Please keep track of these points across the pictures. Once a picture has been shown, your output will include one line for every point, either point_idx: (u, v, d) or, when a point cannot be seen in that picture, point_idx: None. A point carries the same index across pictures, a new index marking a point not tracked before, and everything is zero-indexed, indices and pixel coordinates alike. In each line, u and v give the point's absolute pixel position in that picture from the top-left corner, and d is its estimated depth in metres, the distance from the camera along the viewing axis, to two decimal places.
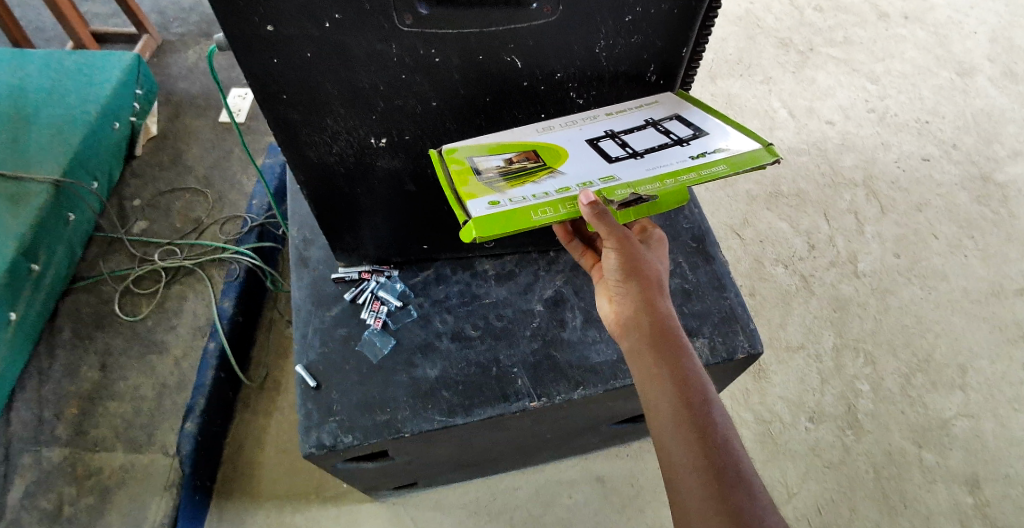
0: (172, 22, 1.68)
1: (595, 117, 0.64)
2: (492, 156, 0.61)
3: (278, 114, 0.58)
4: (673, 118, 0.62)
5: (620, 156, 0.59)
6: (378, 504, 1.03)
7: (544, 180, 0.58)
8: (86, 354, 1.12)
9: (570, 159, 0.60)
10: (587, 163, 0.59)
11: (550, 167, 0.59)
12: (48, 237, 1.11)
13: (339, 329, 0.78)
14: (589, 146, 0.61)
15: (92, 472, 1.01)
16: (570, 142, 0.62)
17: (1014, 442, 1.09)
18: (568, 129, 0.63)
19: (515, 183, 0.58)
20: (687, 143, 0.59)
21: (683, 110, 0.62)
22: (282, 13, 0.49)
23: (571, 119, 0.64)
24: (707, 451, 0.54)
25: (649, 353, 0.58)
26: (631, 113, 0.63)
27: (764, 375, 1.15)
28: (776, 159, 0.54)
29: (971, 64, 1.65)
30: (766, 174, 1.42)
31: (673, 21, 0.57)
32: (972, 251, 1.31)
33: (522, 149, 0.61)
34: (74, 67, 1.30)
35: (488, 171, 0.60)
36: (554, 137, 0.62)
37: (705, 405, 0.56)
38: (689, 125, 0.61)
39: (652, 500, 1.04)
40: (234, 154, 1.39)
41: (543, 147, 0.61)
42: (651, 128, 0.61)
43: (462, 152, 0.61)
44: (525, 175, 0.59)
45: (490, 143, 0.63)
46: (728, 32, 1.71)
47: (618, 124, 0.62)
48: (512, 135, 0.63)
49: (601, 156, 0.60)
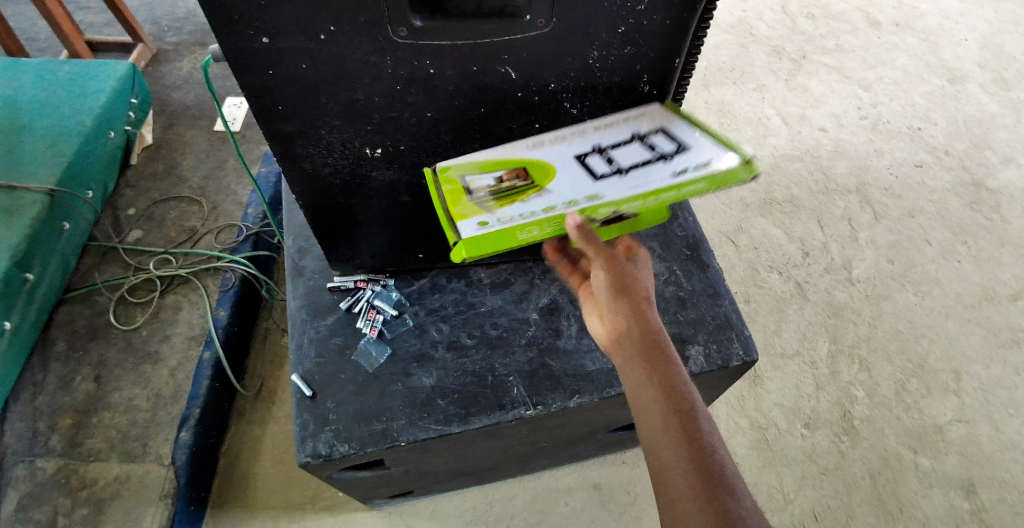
0: (166, 32, 1.68)
1: (585, 131, 0.63)
2: (484, 175, 0.61)
3: (275, 126, 0.59)
4: (659, 132, 0.61)
5: (606, 172, 0.59)
6: (375, 513, 1.03)
7: (531, 199, 0.58)
8: (81, 365, 1.12)
9: (557, 175, 0.60)
10: (574, 181, 0.59)
11: (538, 184, 0.59)
12: (41, 248, 1.11)
13: (334, 339, 0.78)
14: (576, 162, 0.61)
15: (86, 483, 1.00)
16: (560, 157, 0.61)
17: (1009, 446, 1.10)
18: (558, 145, 0.62)
19: (504, 202, 0.58)
20: (671, 158, 0.59)
21: (670, 123, 0.62)
22: (277, 25, 0.50)
23: (562, 132, 0.64)
24: (696, 456, 0.54)
25: (639, 363, 0.58)
26: (619, 126, 0.63)
27: (759, 381, 1.16)
28: (753, 175, 0.54)
29: (962, 71, 1.66)
30: (760, 180, 1.43)
31: (666, 33, 0.56)
32: (965, 256, 1.32)
33: (512, 166, 0.61)
34: (68, 77, 1.31)
35: (478, 190, 0.60)
36: (543, 153, 0.62)
37: (692, 412, 0.56)
38: (674, 140, 0.60)
39: (650, 508, 1.04)
40: (229, 163, 1.39)
41: (532, 163, 0.61)
42: (637, 143, 0.61)
43: (454, 171, 0.62)
44: (513, 193, 0.59)
45: (482, 160, 0.63)
46: (720, 40, 1.73)
47: (605, 139, 0.62)
48: (504, 150, 0.63)
49: (588, 173, 0.59)
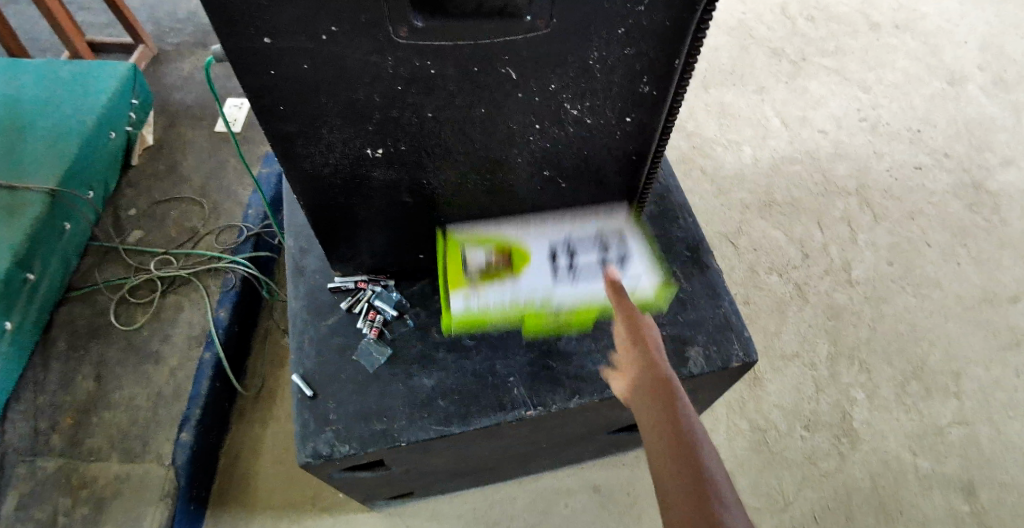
0: (168, 32, 1.69)
1: (561, 218, 0.75)
2: (477, 248, 0.73)
3: (277, 126, 0.59)
4: (614, 241, 0.74)
5: (566, 270, 0.71)
6: (375, 514, 1.03)
7: (508, 283, 0.71)
8: (82, 364, 1.12)
9: (531, 263, 0.72)
10: (543, 273, 0.71)
11: (515, 269, 0.71)
12: (42, 248, 1.11)
13: (335, 339, 0.79)
14: (548, 253, 0.72)
15: (86, 483, 1.00)
16: (537, 244, 0.73)
17: (1009, 448, 1.10)
18: (538, 230, 0.74)
19: (487, 282, 0.71)
20: (614, 269, 0.72)
21: (625, 235, 0.75)
22: (276, 25, 0.49)
23: (543, 220, 0.75)
24: (693, 481, 0.52)
25: (647, 401, 0.59)
26: (587, 223, 0.75)
27: (759, 382, 1.16)
28: (662, 299, 0.77)
29: (962, 73, 1.67)
30: (761, 182, 1.43)
31: (666, 33, 0.54)
32: (965, 258, 1.32)
33: (499, 246, 0.73)
34: (70, 77, 1.31)
35: (471, 262, 0.72)
36: (525, 237, 0.74)
37: (693, 443, 0.55)
38: (623, 252, 0.73)
39: (650, 509, 1.04)
40: (230, 164, 1.39)
41: (515, 247, 0.73)
42: (596, 244, 0.73)
43: (457, 239, 0.75)
44: (495, 274, 0.71)
45: (478, 232, 0.75)
46: (721, 42, 1.73)
47: (573, 236, 0.74)
48: (494, 228, 0.75)
49: (554, 266, 0.71)
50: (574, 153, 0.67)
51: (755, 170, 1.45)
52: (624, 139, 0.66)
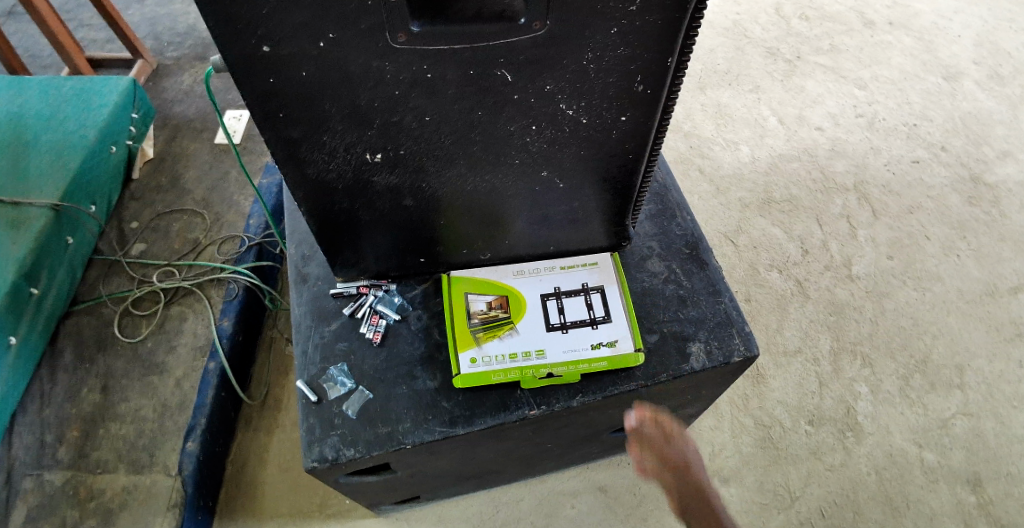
0: (167, 47, 1.70)
1: (553, 267, 0.82)
2: (480, 297, 0.80)
3: (279, 132, 0.60)
4: (597, 292, 0.79)
5: (555, 326, 0.76)
6: (382, 519, 1.03)
7: (507, 337, 0.75)
8: (88, 376, 1.12)
9: (527, 315, 0.77)
10: (537, 322, 0.76)
11: (513, 321, 0.77)
12: (48, 261, 1.12)
13: (340, 343, 0.79)
14: (541, 301, 0.78)
15: (95, 494, 1.00)
16: (532, 292, 0.79)
17: (1014, 440, 1.09)
18: (533, 280, 0.81)
19: (488, 336, 0.76)
20: (597, 325, 0.76)
21: (608, 284, 0.80)
22: (278, 31, 0.50)
23: (538, 267, 0.82)
24: None
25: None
26: (575, 271, 0.81)
27: (763, 379, 1.16)
28: (641, 360, 0.75)
29: (958, 68, 1.67)
30: (759, 181, 1.44)
31: (661, 32, 0.54)
32: (965, 251, 1.33)
33: (499, 293, 0.80)
34: (72, 92, 1.32)
35: (474, 313, 0.78)
36: (523, 286, 0.80)
37: None
38: (605, 307, 0.78)
39: (656, 509, 1.04)
40: (231, 175, 1.40)
41: (513, 293, 0.79)
42: (582, 296, 0.78)
43: (462, 287, 0.81)
44: (495, 327, 0.76)
45: (481, 282, 0.82)
46: (716, 43, 1.74)
47: (564, 283, 0.80)
48: (494, 274, 0.82)
49: (545, 320, 0.77)
50: (571, 153, 0.67)
51: (753, 168, 1.46)
52: (621, 139, 0.66)
